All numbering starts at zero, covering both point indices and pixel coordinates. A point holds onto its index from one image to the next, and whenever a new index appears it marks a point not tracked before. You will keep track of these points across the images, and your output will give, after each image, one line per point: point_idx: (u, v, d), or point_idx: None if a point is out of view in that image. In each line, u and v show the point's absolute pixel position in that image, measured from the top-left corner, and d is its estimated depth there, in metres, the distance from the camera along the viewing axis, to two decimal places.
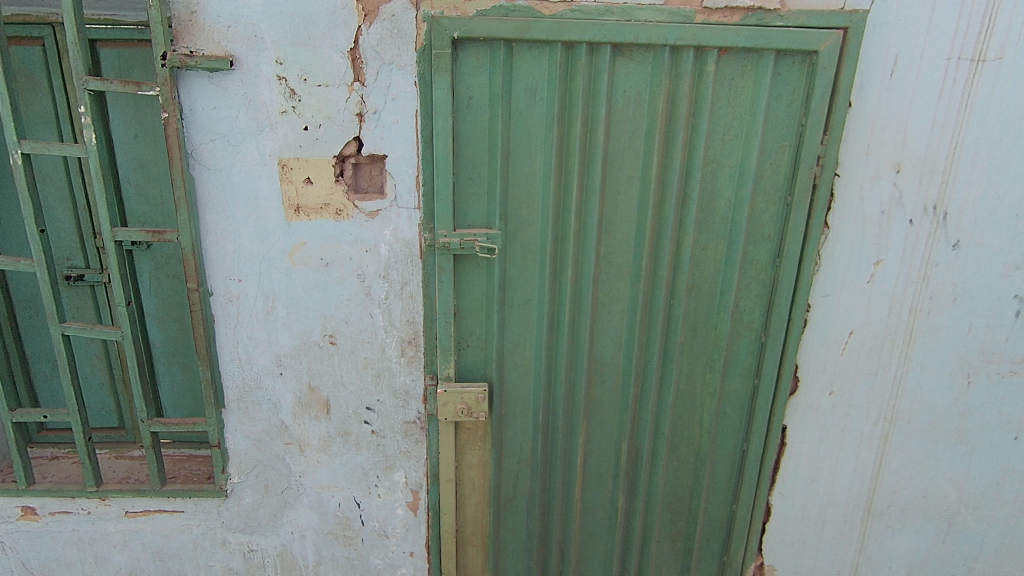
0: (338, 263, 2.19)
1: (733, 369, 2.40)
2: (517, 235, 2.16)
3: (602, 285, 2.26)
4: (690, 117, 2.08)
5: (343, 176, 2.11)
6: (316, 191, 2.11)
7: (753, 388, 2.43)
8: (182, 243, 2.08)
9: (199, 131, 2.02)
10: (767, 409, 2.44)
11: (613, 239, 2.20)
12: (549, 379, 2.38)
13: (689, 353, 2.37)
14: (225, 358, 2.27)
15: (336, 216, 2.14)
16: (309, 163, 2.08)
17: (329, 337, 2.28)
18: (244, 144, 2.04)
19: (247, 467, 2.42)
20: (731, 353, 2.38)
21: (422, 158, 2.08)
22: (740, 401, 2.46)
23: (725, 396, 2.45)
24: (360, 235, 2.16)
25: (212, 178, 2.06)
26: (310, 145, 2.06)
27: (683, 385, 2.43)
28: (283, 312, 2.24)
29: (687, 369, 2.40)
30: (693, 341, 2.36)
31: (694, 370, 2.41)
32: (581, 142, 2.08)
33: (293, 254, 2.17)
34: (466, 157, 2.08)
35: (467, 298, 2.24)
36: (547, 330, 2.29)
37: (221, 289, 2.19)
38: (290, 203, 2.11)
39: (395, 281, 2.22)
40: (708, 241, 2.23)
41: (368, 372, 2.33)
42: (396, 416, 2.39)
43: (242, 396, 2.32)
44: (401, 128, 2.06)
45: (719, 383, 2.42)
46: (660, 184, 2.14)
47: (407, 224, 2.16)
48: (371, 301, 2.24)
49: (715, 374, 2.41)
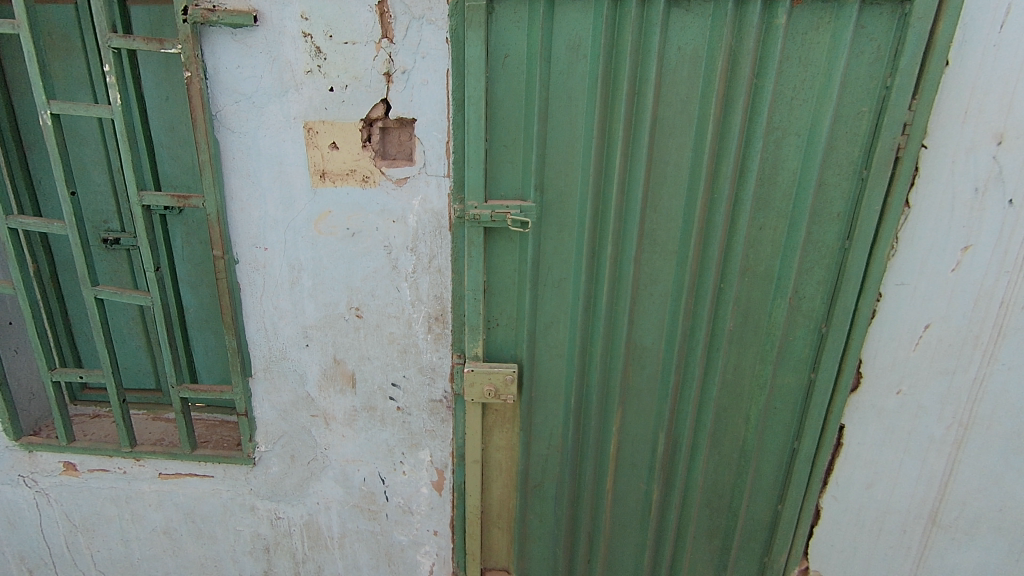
0: (364, 233, 2.09)
1: (787, 360, 2.19)
2: (553, 207, 2.00)
3: (645, 265, 2.08)
4: (754, 79, 1.84)
5: (371, 140, 1.99)
6: (342, 157, 2.00)
7: (810, 384, 2.21)
8: (208, 209, 2.02)
9: (223, 92, 1.92)
10: (824, 408, 2.22)
11: (659, 214, 2.01)
12: (583, 363, 2.23)
13: (737, 341, 2.18)
14: (252, 327, 2.23)
15: (362, 183, 2.03)
16: (335, 127, 1.96)
17: (355, 310, 2.20)
18: (269, 106, 1.94)
19: (274, 437, 2.41)
20: (786, 343, 2.16)
21: (453, 123, 1.93)
22: (794, 396, 2.25)
23: (776, 390, 2.24)
24: (388, 204, 2.05)
25: (238, 141, 1.98)
26: (337, 107, 1.94)
27: (729, 376, 2.24)
28: (309, 282, 2.17)
29: (735, 359, 2.21)
30: (743, 329, 2.16)
31: (742, 360, 2.21)
32: (628, 105, 1.88)
33: (319, 223, 2.08)
34: (500, 121, 1.92)
35: (498, 274, 2.11)
36: (583, 311, 2.14)
37: (247, 257, 2.13)
38: (316, 169, 2.01)
39: (423, 254, 2.10)
40: (766, 220, 2.00)
41: (394, 347, 2.25)
42: (422, 393, 2.31)
43: (268, 366, 2.29)
44: (432, 90, 1.91)
45: (771, 376, 2.21)
46: (715, 155, 1.92)
47: (436, 194, 2.02)
48: (397, 274, 2.14)
49: (767, 365, 2.20)
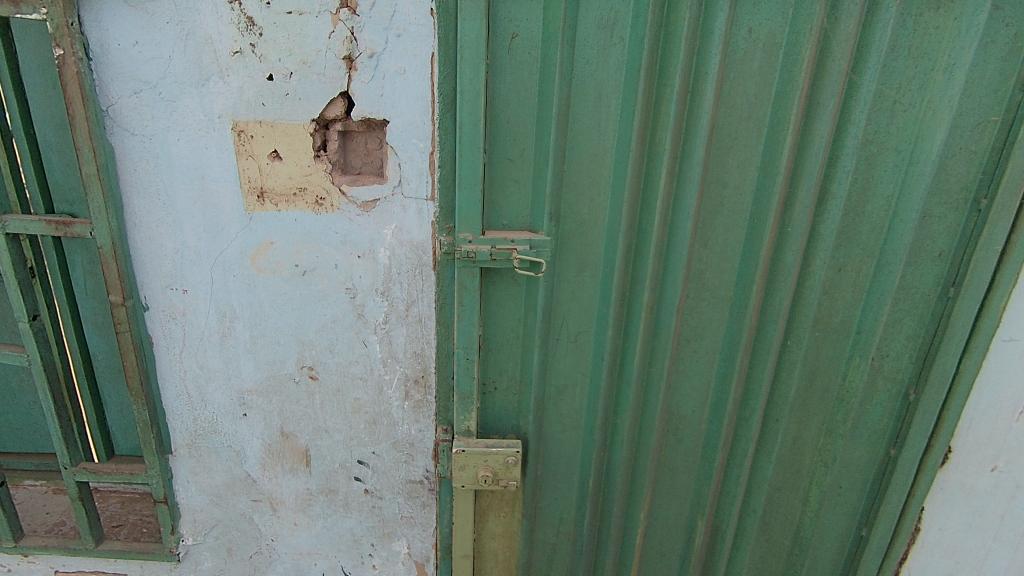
0: (319, 272, 1.57)
1: (861, 433, 1.71)
2: (573, 242, 1.51)
3: (689, 317, 1.60)
4: (849, 74, 1.37)
5: (327, 149, 1.47)
6: (287, 171, 1.47)
7: (886, 461, 1.73)
8: (98, 240, 1.46)
9: (115, 79, 1.37)
10: (904, 492, 1.73)
11: (713, 252, 1.52)
12: (605, 435, 1.75)
13: (800, 410, 1.70)
14: (170, 392, 1.68)
15: (315, 207, 1.50)
16: (277, 131, 1.43)
17: (309, 370, 1.68)
18: (182, 100, 1.40)
19: (204, 527, 1.86)
20: (861, 412, 1.69)
21: (441, 128, 1.41)
22: (865, 473, 1.76)
23: (844, 467, 1.76)
24: (350, 234, 1.53)
25: (140, 148, 1.43)
26: (278, 103, 1.40)
27: (787, 451, 1.76)
28: (245, 334, 1.63)
29: (796, 429, 1.73)
30: (808, 395, 1.69)
31: (804, 431, 1.74)
32: (679, 107, 1.39)
33: (256, 258, 1.55)
34: (505, 127, 1.41)
35: (498, 326, 1.60)
36: (607, 373, 1.65)
37: (160, 302, 1.58)
38: (251, 187, 1.48)
39: (399, 300, 1.59)
40: (849, 259, 1.53)
41: (360, 418, 1.73)
42: (397, 473, 1.80)
43: (194, 441, 1.75)
44: (411, 82, 1.38)
45: (839, 451, 1.74)
46: (790, 175, 1.45)
47: (416, 221, 1.50)
48: (364, 326, 1.62)
49: (835, 439, 1.73)
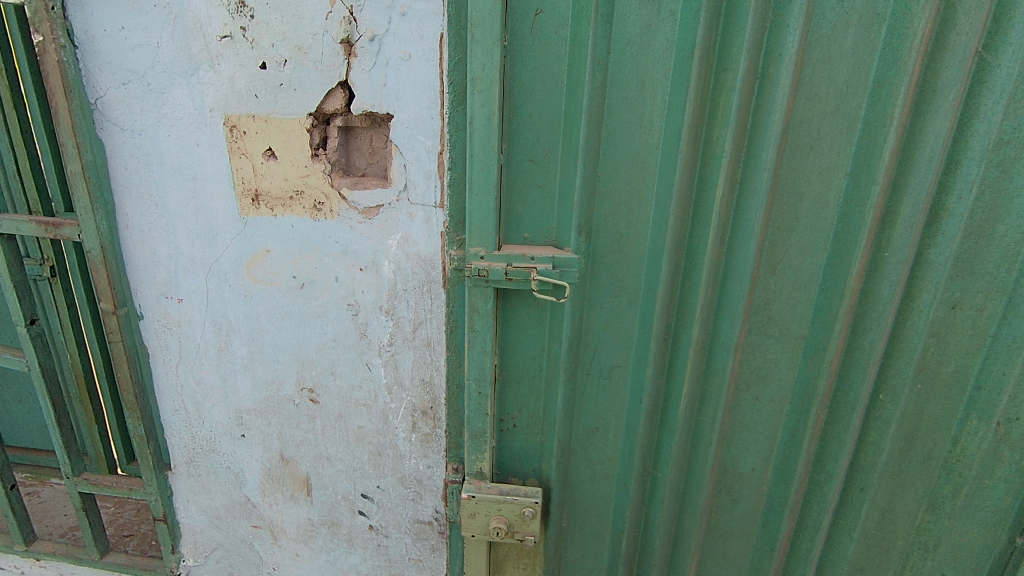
0: (318, 285, 1.40)
1: (978, 517, 1.28)
2: (607, 260, 1.25)
3: (750, 356, 1.30)
4: (982, 51, 1.02)
5: (326, 147, 1.29)
6: (282, 171, 1.31)
7: (1013, 558, 1.27)
8: (87, 243, 1.35)
9: (103, 69, 1.26)
10: None
11: (784, 278, 1.22)
12: (643, 490, 1.47)
13: (891, 479, 1.33)
14: (167, 406, 1.57)
15: (313, 213, 1.33)
16: (271, 126, 1.27)
17: (309, 392, 1.51)
18: (172, 91, 1.27)
19: (204, 550, 1.74)
20: (979, 491, 1.26)
21: (450, 123, 1.20)
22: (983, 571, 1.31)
23: (950, 556, 1.33)
24: (351, 244, 1.35)
25: (130, 145, 1.32)
26: (271, 95, 1.24)
27: (875, 529, 1.38)
28: (243, 350, 1.49)
29: (886, 501, 1.35)
30: (904, 461, 1.31)
31: (896, 503, 1.35)
32: (744, 97, 1.10)
33: (252, 267, 1.40)
34: (527, 122, 1.18)
35: (516, 355, 1.37)
36: (646, 418, 1.38)
37: (155, 311, 1.47)
38: (245, 189, 1.33)
39: (405, 320, 1.39)
40: (970, 291, 1.14)
41: (364, 448, 1.55)
42: (404, 511, 1.60)
43: (192, 460, 1.63)
44: (416, 69, 1.18)
45: (945, 536, 1.32)
46: (890, 185, 1.12)
47: (423, 231, 1.30)
48: (368, 347, 1.44)
49: (940, 520, 1.32)
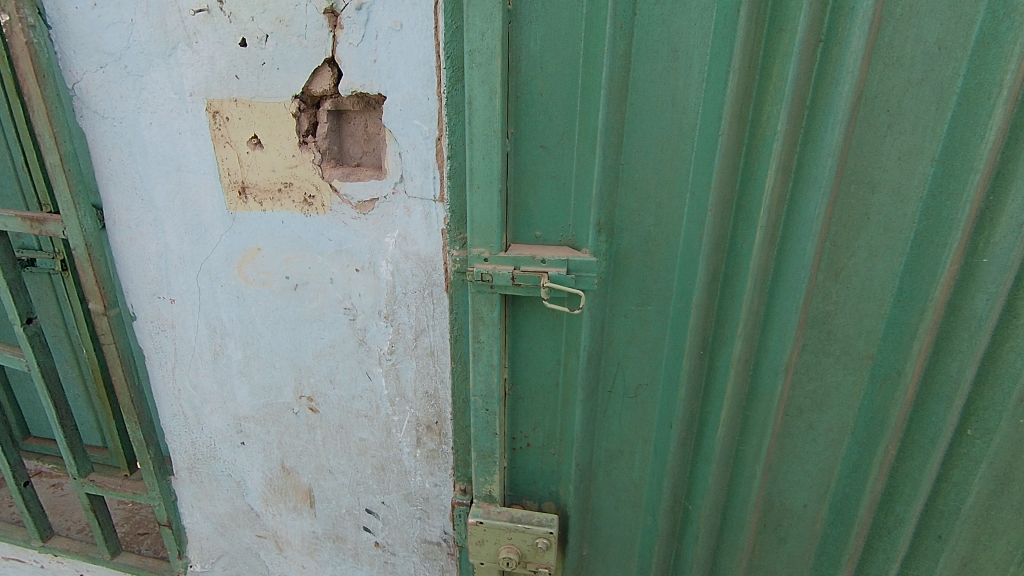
0: (313, 286, 1.27)
1: None
2: (632, 263, 1.07)
3: (805, 378, 1.09)
4: None
5: (316, 134, 1.15)
6: (269, 162, 1.18)
7: None
8: (71, 240, 1.27)
9: (78, 50, 1.16)
10: None
11: (848, 287, 1.01)
12: (673, 523, 1.28)
13: (977, 525, 1.07)
14: (166, 410, 1.50)
15: (303, 207, 1.20)
16: (255, 112, 1.14)
17: (308, 400, 1.40)
18: (150, 74, 1.15)
19: (210, 556, 1.68)
20: None
21: (449, 104, 1.03)
22: None
23: None
24: (345, 242, 1.21)
25: (111, 134, 1.22)
26: (253, 76, 1.11)
27: None
28: (238, 354, 1.39)
29: (969, 550, 1.09)
30: (995, 504, 1.04)
31: (982, 553, 1.09)
32: (804, 64, 0.88)
33: (243, 266, 1.29)
34: (537, 102, 1.01)
35: (528, 369, 1.21)
36: (677, 444, 1.19)
37: (148, 311, 1.38)
38: (231, 181, 1.21)
39: (406, 326, 1.25)
40: None
41: (367, 461, 1.43)
42: (411, 530, 1.48)
43: (194, 465, 1.56)
44: (410, 41, 1.02)
45: None
46: (994, 174, 0.88)
47: (422, 228, 1.15)
48: (367, 354, 1.31)
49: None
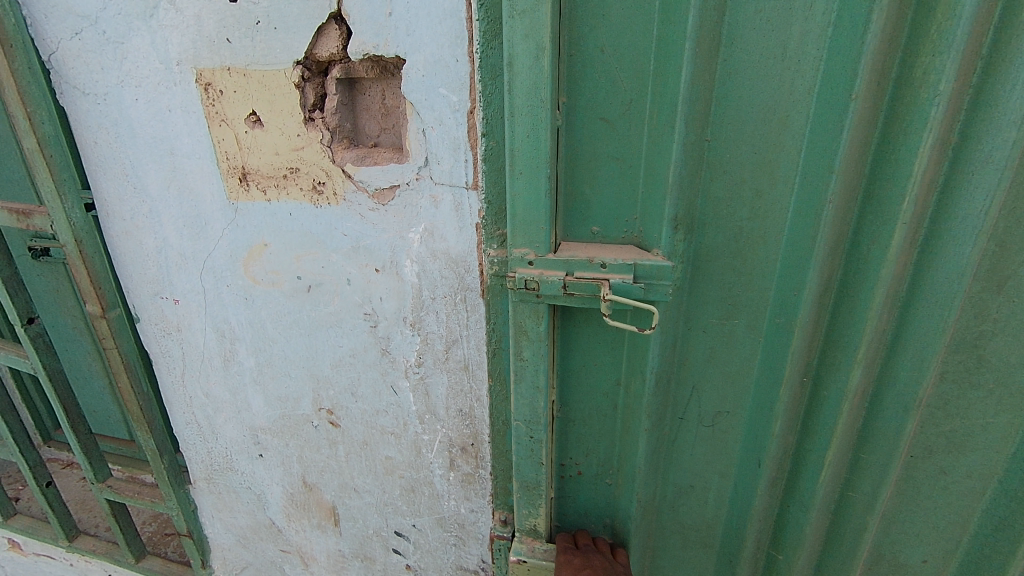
0: (327, 288, 1.09)
1: None
2: (716, 267, 0.85)
3: (940, 417, 0.84)
4: None
5: (324, 108, 0.96)
6: (271, 143, 0.99)
7: None
8: (61, 236, 1.12)
9: (50, 15, 0.98)
10: None
11: (1014, 301, 0.75)
12: (754, 570, 1.08)
13: None
14: (179, 418, 1.37)
15: (312, 196, 1.01)
16: (251, 83, 0.95)
17: (328, 414, 1.24)
18: (131, 41, 0.97)
19: (235, 567, 1.57)
20: None
21: (484, 66, 0.81)
22: None
23: None
24: (362, 238, 1.02)
25: (95, 113, 1.05)
26: (247, 38, 0.91)
27: None
28: (250, 362, 1.23)
29: None
30: None
31: None
32: None
33: (249, 264, 1.12)
34: (597, 60, 0.77)
35: (581, 389, 1.01)
36: (764, 483, 0.98)
37: (152, 312, 1.24)
38: (230, 166, 1.03)
39: (436, 336, 1.06)
40: None
41: (395, 481, 1.27)
42: (445, 556, 1.31)
43: (211, 476, 1.43)
44: None
45: None
46: None
47: (452, 222, 0.94)
48: (392, 366, 1.13)
49: None
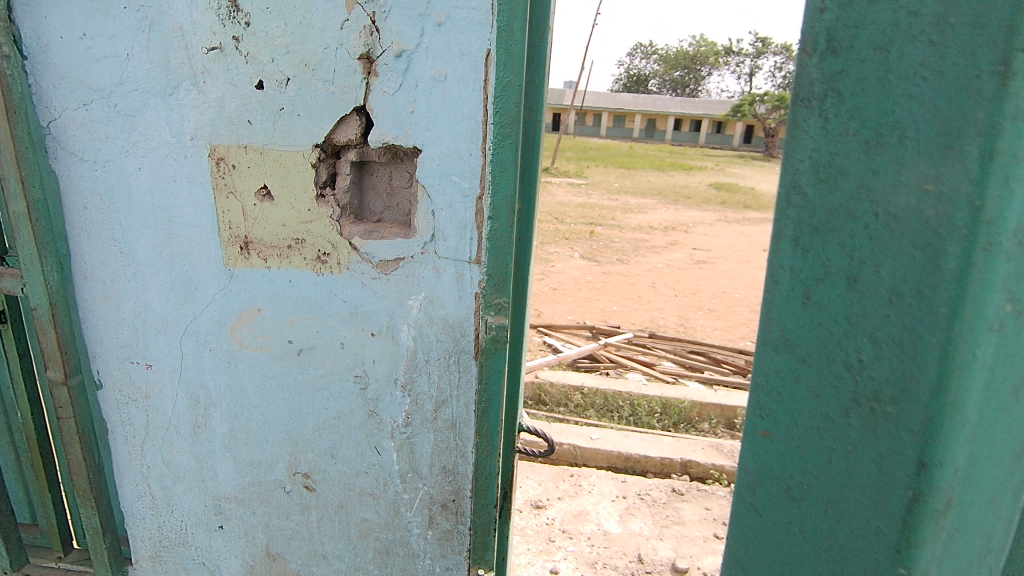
0: (319, 351, 1.14)
1: None
2: None
3: None
4: None
5: (335, 186, 1.06)
6: (280, 215, 1.06)
7: None
8: (33, 299, 1.10)
9: (59, 86, 1.02)
10: None
11: None
12: None
13: None
14: (130, 491, 1.29)
15: (315, 265, 1.08)
16: (267, 160, 1.03)
17: (303, 478, 1.24)
18: (143, 114, 1.02)
19: None
20: None
21: (494, 161, 0.96)
22: None
23: None
24: (361, 304, 1.09)
25: (90, 179, 1.07)
26: (269, 121, 1.00)
27: None
28: (223, 427, 1.22)
29: None
30: None
31: None
32: None
33: (237, 328, 1.14)
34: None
35: None
36: None
37: (119, 378, 1.20)
38: (233, 235, 1.08)
39: (426, 397, 1.13)
40: None
41: (368, 545, 1.27)
42: None
43: (158, 555, 1.34)
44: (454, 93, 0.94)
45: None
46: None
47: (452, 291, 1.05)
48: (378, 427, 1.17)
49: None
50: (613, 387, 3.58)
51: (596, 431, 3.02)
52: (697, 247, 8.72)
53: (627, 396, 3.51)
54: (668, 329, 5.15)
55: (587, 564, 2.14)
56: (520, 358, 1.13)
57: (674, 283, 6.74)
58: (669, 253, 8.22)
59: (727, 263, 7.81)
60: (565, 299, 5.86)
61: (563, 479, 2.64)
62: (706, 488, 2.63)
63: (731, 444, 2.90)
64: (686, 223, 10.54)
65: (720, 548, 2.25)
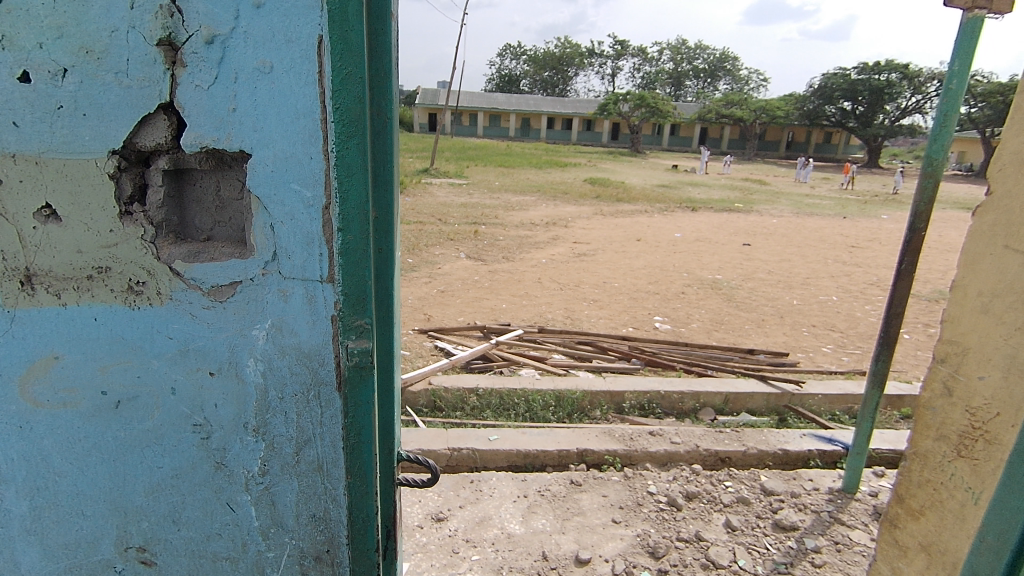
0: (143, 401, 0.94)
1: (923, 482, 1.44)
2: None
3: None
4: None
5: (144, 202, 0.87)
6: (72, 238, 0.85)
7: (906, 483, 1.48)
8: None
9: None
10: (910, 510, 1.47)
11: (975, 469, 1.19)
12: None
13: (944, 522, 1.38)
14: None
15: (127, 297, 0.88)
16: (47, 173, 0.82)
17: (137, 552, 1.03)
18: None
19: None
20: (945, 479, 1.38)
21: (340, 166, 0.84)
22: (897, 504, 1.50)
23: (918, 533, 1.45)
24: (193, 339, 0.91)
25: None
26: (43, 122, 0.80)
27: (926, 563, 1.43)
28: (22, 505, 0.98)
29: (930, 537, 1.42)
30: (952, 514, 1.36)
31: (933, 535, 1.41)
32: None
33: (29, 384, 0.91)
34: None
35: None
36: None
37: None
38: (8, 268, 0.85)
39: (284, 440, 0.97)
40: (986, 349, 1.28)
41: None
42: None
43: None
44: (283, 87, 0.80)
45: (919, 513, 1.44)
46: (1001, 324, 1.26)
47: (304, 315, 0.91)
48: (227, 481, 0.99)
49: (922, 502, 1.44)
50: (506, 386, 3.53)
51: (494, 432, 2.93)
52: (577, 240, 9.04)
53: (521, 392, 3.48)
54: (555, 322, 5.24)
55: (492, 571, 2.07)
56: (391, 384, 1.01)
57: (558, 276, 6.91)
58: (550, 248, 8.42)
59: (604, 254, 8.18)
60: (454, 300, 5.76)
61: (463, 487, 2.54)
62: (601, 475, 2.66)
63: (621, 428, 2.97)
64: (565, 217, 10.89)
65: (619, 532, 2.28)
